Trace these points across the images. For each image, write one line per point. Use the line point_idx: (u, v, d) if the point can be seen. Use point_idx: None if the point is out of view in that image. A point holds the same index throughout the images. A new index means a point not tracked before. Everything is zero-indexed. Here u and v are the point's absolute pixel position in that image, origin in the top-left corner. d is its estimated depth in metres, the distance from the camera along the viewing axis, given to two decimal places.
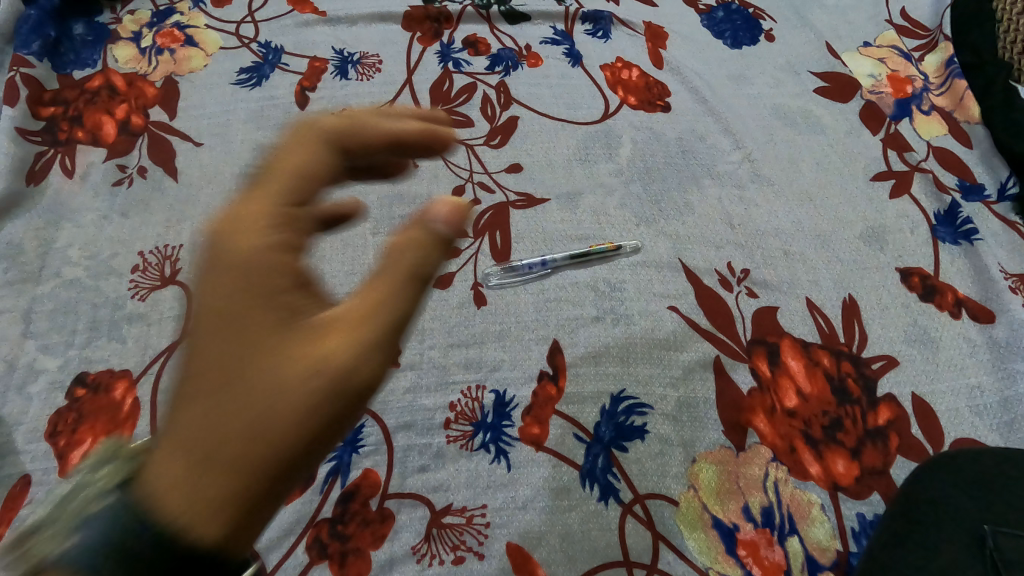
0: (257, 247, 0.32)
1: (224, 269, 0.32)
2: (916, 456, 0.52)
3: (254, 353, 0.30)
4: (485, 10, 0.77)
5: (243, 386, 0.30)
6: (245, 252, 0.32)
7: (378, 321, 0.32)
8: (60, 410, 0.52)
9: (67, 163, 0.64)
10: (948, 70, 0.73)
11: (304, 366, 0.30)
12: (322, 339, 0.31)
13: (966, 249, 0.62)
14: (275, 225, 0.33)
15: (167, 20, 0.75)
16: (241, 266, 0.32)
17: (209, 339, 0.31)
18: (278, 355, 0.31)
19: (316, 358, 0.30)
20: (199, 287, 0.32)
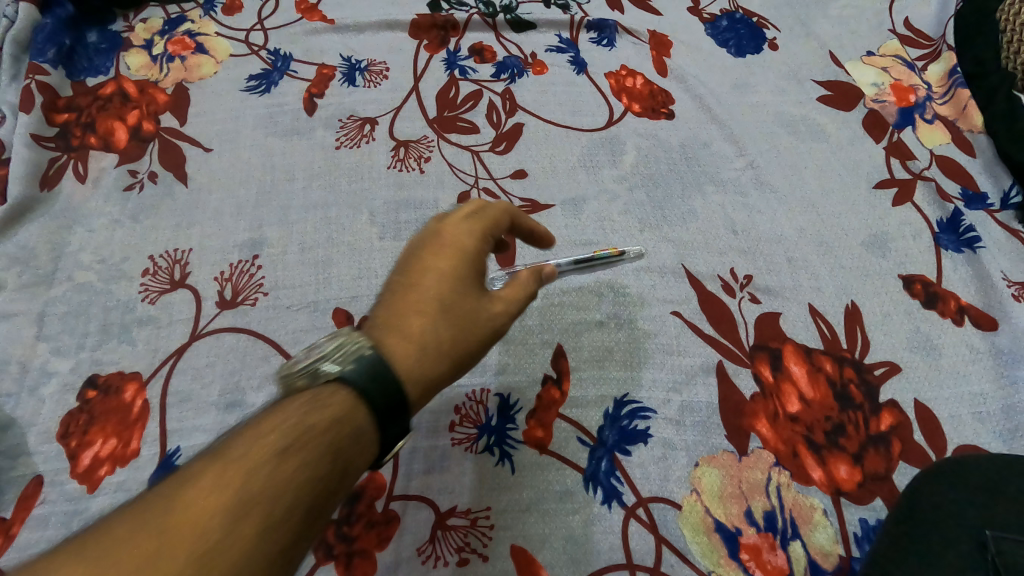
0: (472, 238, 0.45)
1: (450, 240, 0.45)
2: (919, 462, 0.52)
3: (460, 297, 0.43)
4: (491, 19, 0.78)
5: (453, 314, 0.42)
6: (460, 237, 0.45)
7: (520, 304, 0.46)
8: (71, 411, 0.53)
9: (80, 169, 0.66)
10: (951, 80, 0.74)
11: (482, 320, 0.44)
12: (492, 304, 0.44)
13: (969, 257, 0.62)
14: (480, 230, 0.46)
15: (178, 28, 0.76)
16: (461, 241, 0.45)
17: (434, 279, 0.43)
18: (473, 303, 0.43)
19: (487, 318, 0.44)
20: (418, 252, 0.45)
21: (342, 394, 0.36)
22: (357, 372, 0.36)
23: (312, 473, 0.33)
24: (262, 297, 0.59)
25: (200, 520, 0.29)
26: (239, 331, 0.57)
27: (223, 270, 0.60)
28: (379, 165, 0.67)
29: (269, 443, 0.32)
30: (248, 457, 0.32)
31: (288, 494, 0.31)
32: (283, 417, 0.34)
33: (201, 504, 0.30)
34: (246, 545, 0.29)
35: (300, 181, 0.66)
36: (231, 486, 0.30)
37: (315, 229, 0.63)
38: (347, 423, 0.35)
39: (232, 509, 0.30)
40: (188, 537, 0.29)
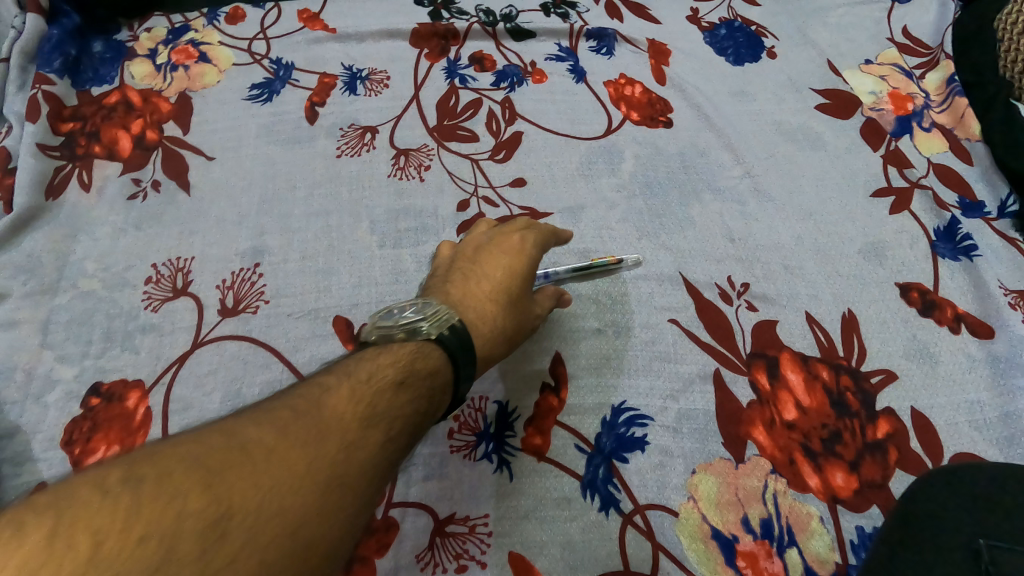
0: (533, 249, 0.55)
1: (515, 246, 0.54)
2: (915, 469, 0.52)
3: (517, 293, 0.52)
4: (491, 28, 0.79)
5: (510, 307, 0.51)
6: (523, 246, 0.54)
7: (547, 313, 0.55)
8: (75, 419, 0.54)
9: (84, 177, 0.66)
10: (948, 88, 0.74)
11: (526, 317, 0.52)
12: (534, 307, 0.54)
13: (966, 265, 0.63)
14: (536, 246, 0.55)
15: (182, 37, 0.77)
16: (523, 249, 0.54)
17: (500, 274, 0.52)
18: (523, 302, 0.52)
19: (529, 317, 0.53)
20: (484, 253, 0.54)
21: (437, 352, 0.43)
22: (452, 336, 0.44)
23: (414, 407, 0.40)
24: (263, 305, 0.59)
25: (338, 420, 0.36)
26: (241, 338, 0.58)
27: (225, 278, 0.61)
28: (380, 173, 0.68)
29: (387, 377, 0.39)
30: (370, 384, 0.39)
31: (399, 420, 0.38)
32: (395, 359, 0.41)
33: (338, 409, 0.36)
34: (370, 450, 0.36)
35: (302, 189, 0.67)
36: (361, 401, 0.37)
37: (316, 238, 0.63)
38: (438, 376, 0.42)
39: (362, 418, 0.37)
40: (331, 431, 0.35)
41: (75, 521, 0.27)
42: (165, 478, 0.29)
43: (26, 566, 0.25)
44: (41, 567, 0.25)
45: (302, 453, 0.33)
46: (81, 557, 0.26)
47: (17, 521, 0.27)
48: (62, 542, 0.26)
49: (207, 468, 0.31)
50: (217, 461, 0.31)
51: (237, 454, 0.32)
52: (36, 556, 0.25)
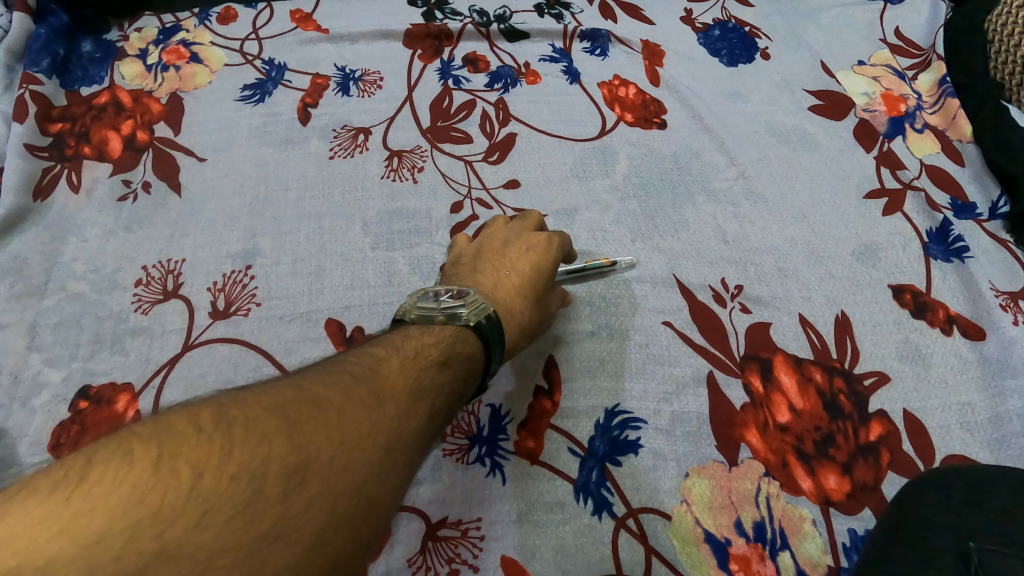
0: (557, 247, 0.57)
1: (541, 243, 0.57)
2: (907, 471, 0.53)
3: (539, 288, 0.55)
4: (485, 28, 0.78)
5: (532, 300, 0.54)
6: (548, 243, 0.57)
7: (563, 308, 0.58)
8: (63, 422, 0.53)
9: (73, 179, 0.66)
10: (941, 89, 0.75)
11: (546, 311, 0.55)
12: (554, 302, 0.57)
13: (958, 267, 0.63)
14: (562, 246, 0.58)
15: (173, 37, 0.76)
16: (551, 248, 0.57)
17: (525, 269, 0.55)
18: (544, 297, 0.55)
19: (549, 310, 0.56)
20: (513, 247, 0.56)
21: (474, 339, 0.46)
22: (488, 326, 0.46)
23: (455, 386, 0.43)
24: (255, 307, 0.59)
25: (393, 387, 0.39)
26: (232, 341, 0.57)
27: (216, 281, 0.60)
28: (373, 175, 0.67)
29: (433, 355, 0.43)
30: (419, 358, 0.42)
31: (444, 393, 0.42)
32: (439, 339, 0.44)
33: (393, 378, 0.40)
34: (422, 417, 0.39)
35: (294, 191, 0.66)
36: (412, 374, 0.41)
37: (308, 240, 0.63)
38: (474, 359, 0.45)
39: (414, 388, 0.40)
40: (388, 396, 0.38)
41: (175, 453, 0.30)
42: (250, 423, 0.33)
43: (136, 486, 0.28)
44: (149, 491, 0.28)
45: (366, 414, 0.36)
46: (182, 485, 0.29)
47: (125, 449, 0.30)
48: (165, 470, 0.29)
49: (286, 418, 0.34)
50: (295, 413, 0.34)
51: (310, 408, 0.35)
52: (145, 480, 0.28)
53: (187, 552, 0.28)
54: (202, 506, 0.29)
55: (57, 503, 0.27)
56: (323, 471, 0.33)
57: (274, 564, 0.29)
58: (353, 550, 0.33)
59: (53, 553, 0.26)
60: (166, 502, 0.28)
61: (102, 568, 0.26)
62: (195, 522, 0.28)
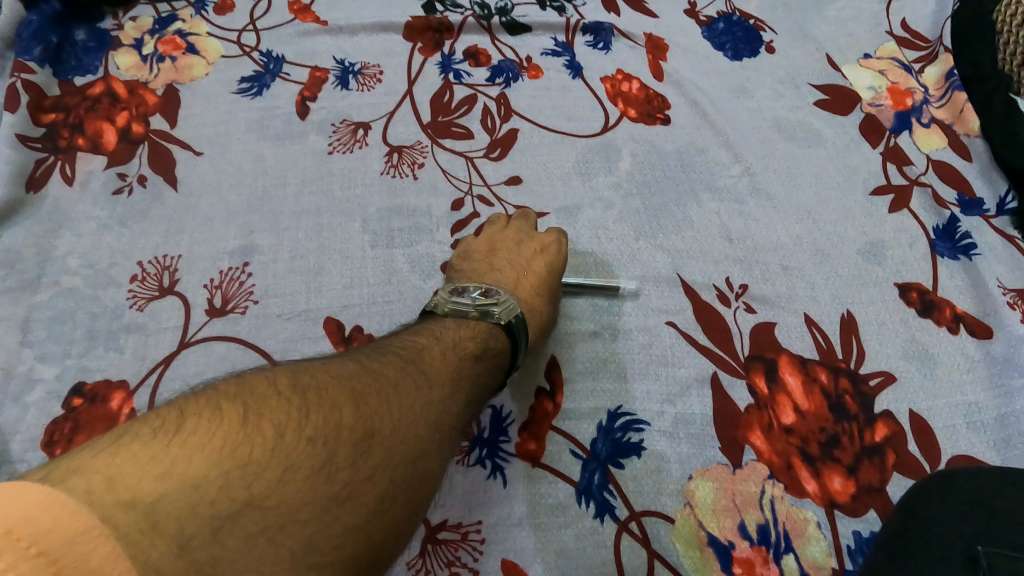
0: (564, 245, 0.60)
1: (551, 242, 0.59)
2: (913, 473, 0.52)
3: (555, 288, 0.57)
4: (486, 21, 0.77)
5: (550, 300, 0.56)
6: (558, 241, 0.59)
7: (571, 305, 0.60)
8: (57, 420, 0.52)
9: (67, 171, 0.65)
10: (948, 82, 0.73)
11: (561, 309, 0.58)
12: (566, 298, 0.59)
13: (965, 264, 0.62)
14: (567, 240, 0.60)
15: (169, 27, 0.75)
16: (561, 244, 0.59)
17: (540, 269, 0.57)
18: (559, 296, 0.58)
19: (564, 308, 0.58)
20: (526, 244, 0.59)
21: (504, 338, 0.49)
22: (517, 326, 0.50)
23: (487, 379, 0.47)
24: (252, 305, 0.58)
25: (438, 374, 0.43)
26: (229, 339, 0.56)
27: (213, 277, 0.60)
28: (372, 171, 0.66)
29: (470, 346, 0.47)
30: (458, 349, 0.46)
31: (479, 383, 0.46)
32: (473, 334, 0.48)
33: (436, 365, 0.43)
34: (461, 404, 0.43)
35: (292, 186, 0.65)
36: (453, 364, 0.44)
37: (306, 236, 0.62)
38: (503, 355, 0.49)
39: (455, 376, 0.44)
40: (435, 382, 0.42)
41: (260, 413, 0.33)
42: (321, 393, 0.36)
43: (226, 440, 0.31)
44: (240, 445, 0.31)
45: (417, 395, 0.40)
46: (266, 442, 0.32)
47: (214, 405, 0.32)
48: (252, 428, 0.32)
49: (350, 392, 0.37)
50: (356, 387, 0.37)
51: (370, 384, 0.38)
52: (236, 435, 0.31)
53: (271, 505, 0.31)
54: (285, 464, 0.32)
55: (161, 446, 0.29)
56: (385, 444, 0.36)
57: (343, 522, 0.33)
58: (406, 517, 0.36)
59: (161, 491, 0.28)
60: (254, 458, 0.31)
61: (202, 510, 0.29)
62: (276, 478, 0.31)
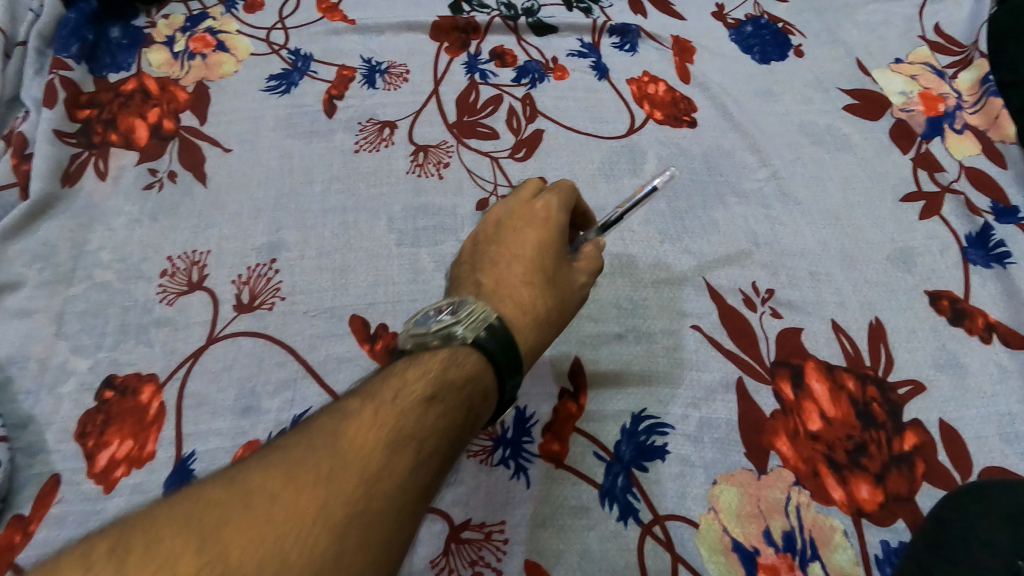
0: (560, 212, 0.52)
1: (539, 212, 0.52)
2: (943, 483, 0.51)
3: (557, 271, 0.50)
4: (513, 22, 0.77)
5: (555, 288, 0.49)
6: (550, 211, 0.52)
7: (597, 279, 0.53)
8: (89, 411, 0.53)
9: (100, 166, 0.66)
10: (982, 88, 0.72)
11: (575, 291, 0.51)
12: (578, 275, 0.51)
13: (998, 273, 0.61)
14: (562, 206, 0.53)
15: (200, 25, 0.76)
16: (547, 218, 0.52)
17: (535, 252, 0.50)
18: (567, 277, 0.51)
19: (578, 288, 0.51)
20: (510, 227, 0.52)
21: (475, 357, 0.42)
22: (493, 338, 0.42)
23: (451, 420, 0.40)
24: (279, 301, 0.59)
25: (360, 451, 0.35)
26: (256, 335, 0.57)
27: (241, 273, 0.60)
28: (398, 170, 0.67)
29: (417, 390, 0.39)
30: (399, 406, 0.38)
31: (430, 441, 0.38)
32: (428, 373, 0.40)
33: (360, 439, 0.36)
34: (397, 480, 0.35)
35: (319, 184, 0.66)
36: (380, 429, 0.37)
37: (333, 233, 0.63)
38: (477, 382, 0.42)
39: (381, 447, 0.36)
40: (350, 466, 0.34)
41: None
42: (159, 545, 0.30)
43: None
44: None
45: (311, 497, 0.33)
46: None
47: None
48: None
49: (207, 528, 0.31)
50: (219, 516, 0.31)
51: (241, 504, 0.32)
52: None
53: None
54: None
55: None
56: None
57: None
58: None
59: None
60: None
61: None
62: None
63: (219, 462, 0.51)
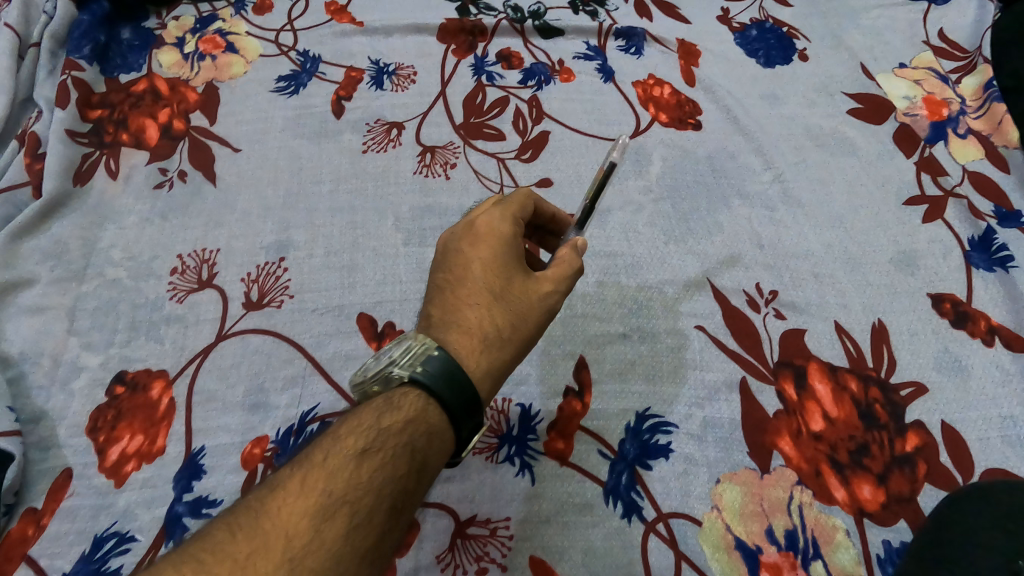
0: (505, 224, 0.47)
1: (484, 229, 0.47)
2: (945, 483, 0.51)
3: (510, 285, 0.45)
4: (520, 24, 0.78)
5: (508, 304, 0.45)
6: (493, 225, 0.47)
7: (569, 284, 0.48)
8: (100, 407, 0.54)
9: (112, 165, 0.67)
10: (986, 93, 0.73)
11: (537, 303, 0.46)
12: (539, 285, 0.46)
13: (1001, 277, 0.61)
14: (511, 218, 0.48)
15: (210, 27, 0.77)
16: (491, 237, 0.47)
17: (482, 270, 0.45)
18: (524, 289, 0.46)
19: (540, 299, 0.46)
20: (456, 248, 0.47)
21: (413, 395, 0.40)
22: (427, 371, 0.40)
23: (393, 470, 0.37)
24: (288, 299, 0.59)
25: (285, 528, 0.34)
26: (265, 332, 0.58)
27: (250, 271, 0.61)
28: (406, 170, 0.67)
29: (353, 444, 0.37)
30: (330, 469, 0.36)
31: (368, 498, 0.36)
32: (364, 424, 0.38)
33: (286, 514, 0.34)
34: (329, 550, 0.34)
35: (327, 184, 0.66)
36: (309, 496, 0.35)
37: (341, 233, 0.63)
38: (421, 421, 0.39)
39: (312, 516, 0.34)
40: (274, 546, 0.33)
41: None
42: None
43: None
44: None
45: None
46: None
47: None
48: None
49: None
50: None
51: None
52: None
53: None
54: None
55: None
56: None
57: None
58: None
59: None
60: None
61: None
62: None
63: (228, 457, 0.52)
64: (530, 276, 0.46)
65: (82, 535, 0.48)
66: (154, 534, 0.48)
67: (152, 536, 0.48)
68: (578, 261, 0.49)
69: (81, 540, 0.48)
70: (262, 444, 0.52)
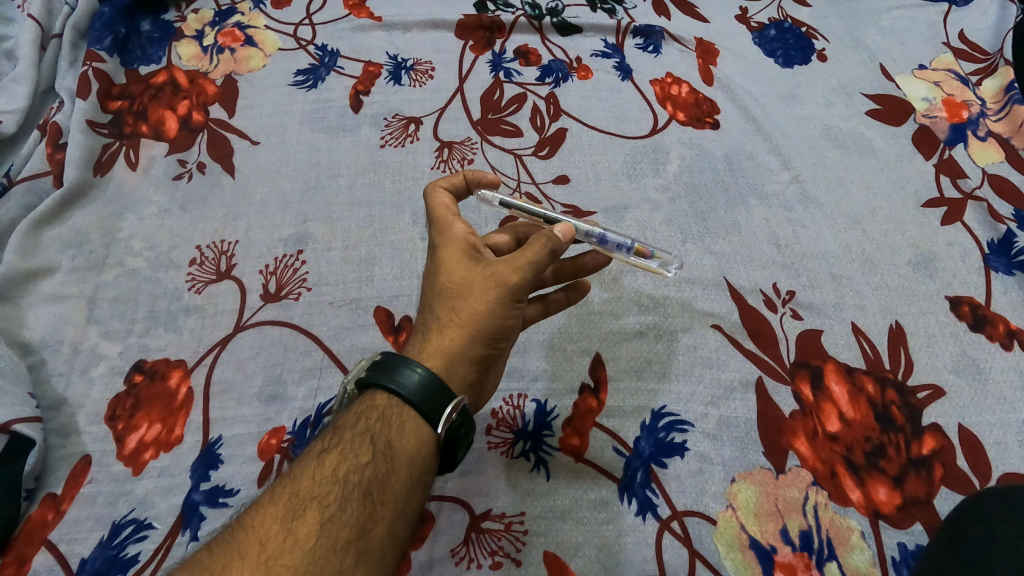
0: (453, 224, 0.49)
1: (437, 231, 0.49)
2: (961, 487, 0.51)
3: (453, 275, 0.46)
4: (538, 21, 0.78)
5: (452, 293, 0.45)
6: (443, 227, 0.49)
7: (524, 261, 0.45)
8: (118, 395, 0.54)
9: (131, 156, 0.67)
10: (1007, 95, 0.72)
11: (479, 283, 0.45)
12: (486, 269, 0.45)
13: (1021, 280, 0.61)
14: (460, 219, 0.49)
15: (229, 20, 0.77)
16: (438, 237, 0.48)
17: (431, 270, 0.47)
18: (465, 273, 0.46)
19: (484, 280, 0.45)
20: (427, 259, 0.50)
21: (367, 397, 0.42)
22: (371, 367, 0.42)
23: (358, 460, 0.39)
24: (305, 292, 0.60)
25: (259, 536, 0.35)
26: (282, 324, 0.58)
27: (268, 264, 0.61)
28: (423, 165, 0.67)
29: (315, 453, 0.40)
30: (295, 478, 0.38)
31: (336, 491, 0.37)
32: (327, 435, 0.41)
33: (257, 525, 0.36)
34: (304, 544, 0.35)
35: (345, 177, 0.67)
36: (277, 505, 0.37)
37: (358, 227, 0.64)
38: (376, 411, 0.41)
39: (282, 521, 0.36)
40: (246, 552, 0.35)
41: None
42: None
43: None
44: None
45: None
46: None
47: None
48: None
49: None
50: None
51: None
52: None
53: None
54: None
55: None
56: None
57: None
58: None
59: None
60: None
61: None
62: None
63: (245, 447, 0.52)
64: (483, 262, 0.46)
65: (101, 521, 0.49)
66: (170, 522, 0.49)
67: (169, 524, 0.49)
68: (540, 235, 0.46)
69: (99, 526, 0.49)
70: (279, 435, 0.53)
